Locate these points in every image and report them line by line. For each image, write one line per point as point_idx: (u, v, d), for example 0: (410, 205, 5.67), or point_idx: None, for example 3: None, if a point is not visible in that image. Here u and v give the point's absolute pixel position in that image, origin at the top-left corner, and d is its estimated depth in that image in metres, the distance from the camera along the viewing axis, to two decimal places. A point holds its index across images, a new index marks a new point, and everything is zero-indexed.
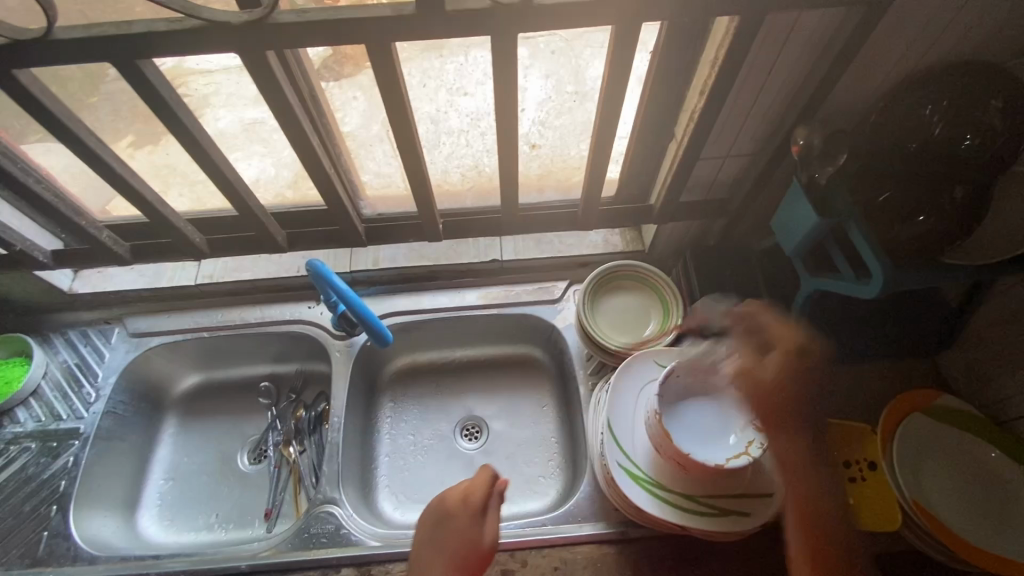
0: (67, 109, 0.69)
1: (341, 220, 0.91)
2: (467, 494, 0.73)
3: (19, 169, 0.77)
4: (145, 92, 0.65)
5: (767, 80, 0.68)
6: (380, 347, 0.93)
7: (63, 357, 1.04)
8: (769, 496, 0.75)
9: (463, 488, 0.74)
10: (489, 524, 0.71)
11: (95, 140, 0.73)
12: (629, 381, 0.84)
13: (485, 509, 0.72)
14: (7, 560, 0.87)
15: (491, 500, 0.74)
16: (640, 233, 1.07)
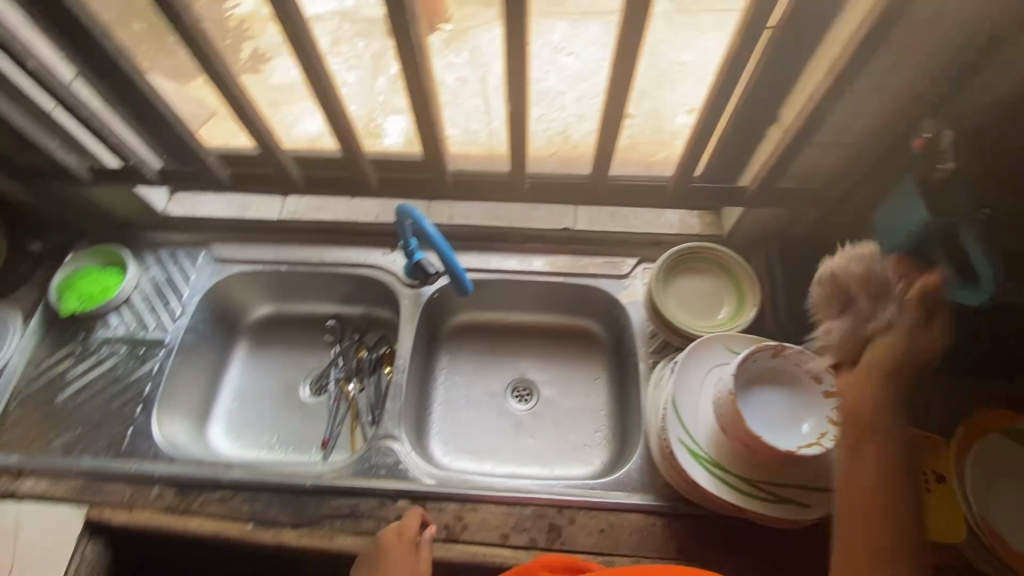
0: (200, 27, 0.72)
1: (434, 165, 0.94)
2: (401, 534, 0.78)
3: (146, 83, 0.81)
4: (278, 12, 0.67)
5: (901, 62, 0.66)
6: (461, 294, 0.95)
7: (153, 273, 1.10)
8: (832, 491, 0.75)
9: (395, 527, 0.79)
10: (422, 556, 0.76)
11: (218, 61, 0.76)
12: (697, 361, 0.84)
13: (418, 547, 0.77)
14: (95, 449, 0.93)
15: (422, 539, 0.79)
16: (719, 218, 1.04)
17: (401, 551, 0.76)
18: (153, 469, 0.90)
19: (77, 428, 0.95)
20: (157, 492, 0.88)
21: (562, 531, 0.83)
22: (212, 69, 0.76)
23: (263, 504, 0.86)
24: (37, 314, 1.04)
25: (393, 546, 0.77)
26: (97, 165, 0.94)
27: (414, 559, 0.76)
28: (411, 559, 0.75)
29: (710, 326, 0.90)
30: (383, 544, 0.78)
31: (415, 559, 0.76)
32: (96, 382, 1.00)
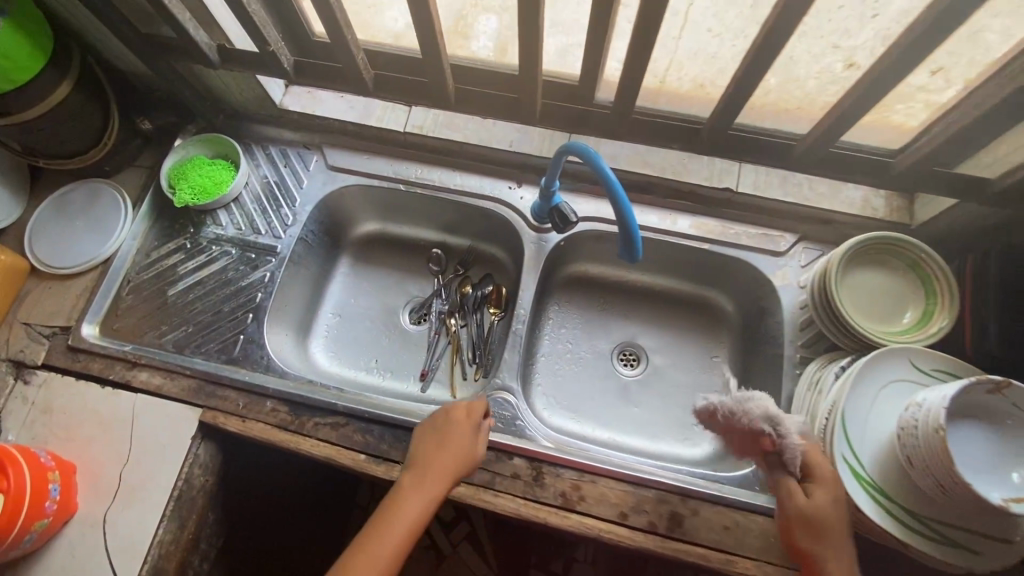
0: None
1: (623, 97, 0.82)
2: (467, 415, 0.78)
3: None
4: None
5: None
6: (628, 262, 0.80)
7: (264, 172, 1.03)
8: (1011, 544, 0.67)
9: (465, 405, 0.79)
10: (476, 440, 0.77)
11: None
12: (874, 374, 0.74)
13: (477, 434, 0.77)
14: (206, 351, 0.91)
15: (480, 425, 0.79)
16: (908, 205, 0.91)
17: (465, 428, 0.77)
18: (266, 383, 0.88)
19: (188, 327, 0.93)
20: (270, 406, 0.86)
21: (683, 521, 0.78)
22: None
23: (376, 437, 0.84)
24: (147, 200, 0.99)
25: (455, 427, 0.76)
26: (225, 45, 0.84)
27: (469, 441, 0.76)
28: (469, 442, 0.76)
29: (886, 333, 0.80)
30: (448, 420, 0.77)
31: (473, 442, 0.76)
32: (206, 281, 0.96)
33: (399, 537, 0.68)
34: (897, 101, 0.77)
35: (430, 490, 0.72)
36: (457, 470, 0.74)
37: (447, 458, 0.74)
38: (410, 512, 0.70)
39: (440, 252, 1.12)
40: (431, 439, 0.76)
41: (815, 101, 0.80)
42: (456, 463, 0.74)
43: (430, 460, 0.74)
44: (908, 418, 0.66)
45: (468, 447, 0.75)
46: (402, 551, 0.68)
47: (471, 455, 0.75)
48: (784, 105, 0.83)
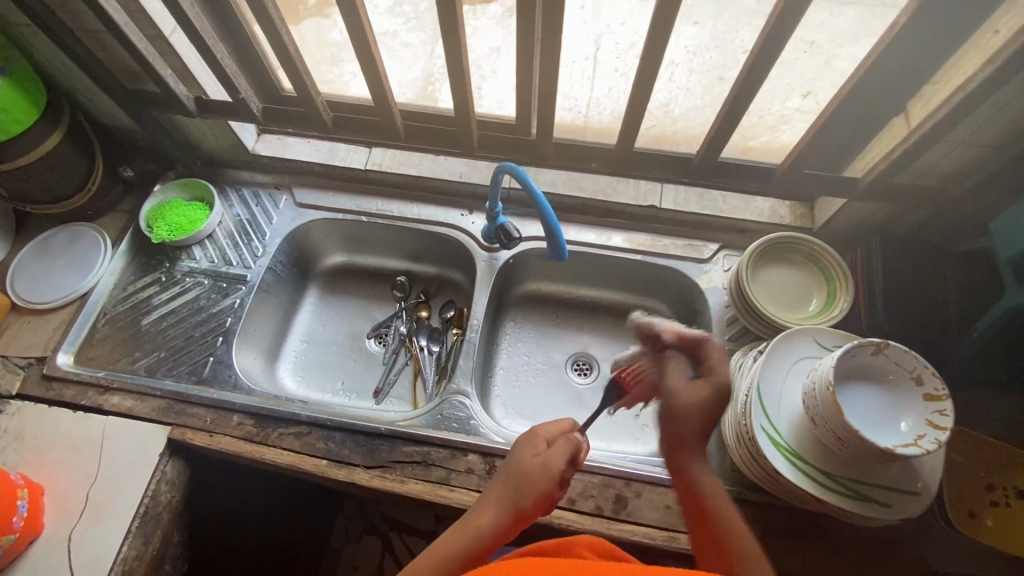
0: None
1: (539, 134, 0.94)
2: (545, 432, 0.69)
3: (278, 17, 0.81)
4: None
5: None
6: (554, 259, 0.91)
7: (237, 211, 1.12)
8: (917, 496, 0.73)
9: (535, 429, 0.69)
10: (558, 462, 0.65)
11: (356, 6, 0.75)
12: (784, 353, 0.82)
13: (550, 453, 0.67)
14: (177, 373, 0.97)
15: (574, 450, 0.68)
16: (810, 211, 1.04)
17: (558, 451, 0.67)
18: (234, 399, 0.93)
19: (160, 353, 0.99)
20: (237, 420, 0.91)
21: (628, 503, 0.84)
22: (348, 16, 0.76)
23: (337, 442, 0.89)
24: (126, 239, 1.07)
25: (535, 442, 0.67)
26: (202, 96, 0.96)
27: (551, 460, 0.65)
28: (547, 479, 0.64)
29: (798, 318, 0.89)
30: (528, 438, 0.68)
31: (541, 465, 0.64)
32: (179, 309, 1.03)
33: (464, 543, 0.60)
34: (780, 122, 0.92)
35: (494, 498, 0.63)
36: (523, 490, 0.62)
37: (512, 477, 0.64)
38: (479, 525, 0.61)
39: (404, 278, 1.20)
40: (513, 451, 0.67)
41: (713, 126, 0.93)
42: (522, 479, 0.63)
43: (504, 481, 0.64)
44: (810, 384, 0.74)
45: (535, 467, 0.64)
46: (479, 555, 0.60)
47: (553, 471, 0.64)
48: (688, 134, 0.94)
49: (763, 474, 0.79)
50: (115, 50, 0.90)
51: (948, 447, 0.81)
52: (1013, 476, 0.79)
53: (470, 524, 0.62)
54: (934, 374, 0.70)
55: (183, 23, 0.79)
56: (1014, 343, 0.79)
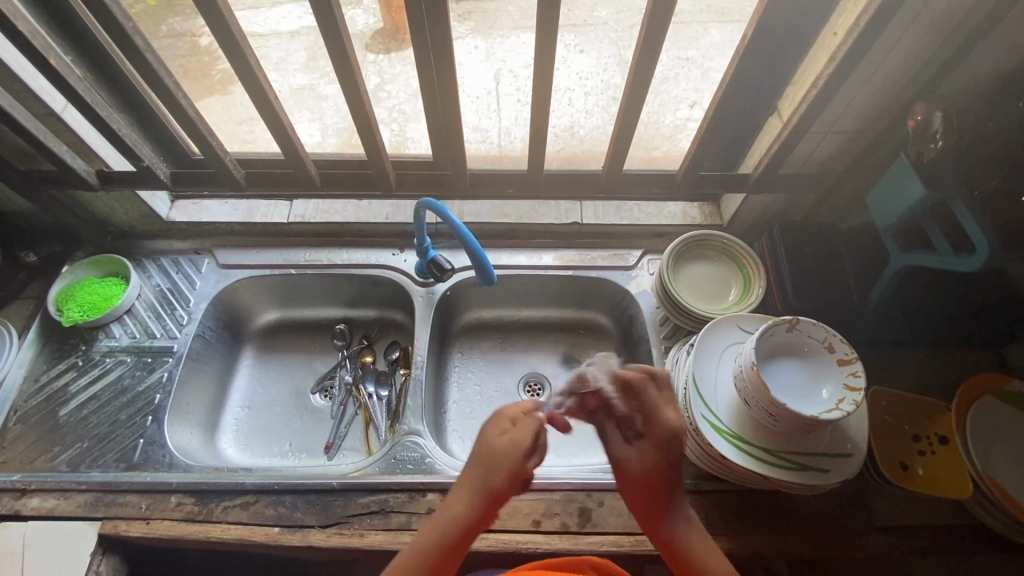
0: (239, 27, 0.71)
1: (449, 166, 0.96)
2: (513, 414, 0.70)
3: (173, 83, 0.80)
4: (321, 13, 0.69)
5: (880, 65, 0.72)
6: (484, 286, 0.93)
7: (156, 281, 1.08)
8: (850, 457, 0.78)
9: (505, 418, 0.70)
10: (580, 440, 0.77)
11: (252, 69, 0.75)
12: (712, 342, 0.86)
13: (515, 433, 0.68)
14: (104, 462, 0.90)
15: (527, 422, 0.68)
16: (718, 209, 1.12)
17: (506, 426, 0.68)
18: (169, 479, 0.88)
19: (83, 443, 0.92)
20: (175, 501, 0.85)
21: (591, 515, 0.84)
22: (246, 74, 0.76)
23: (287, 506, 0.85)
24: (32, 327, 1.00)
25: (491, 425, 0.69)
26: (104, 169, 0.93)
27: (513, 438, 0.66)
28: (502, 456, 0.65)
29: (720, 308, 0.95)
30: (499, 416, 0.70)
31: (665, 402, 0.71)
32: (100, 394, 0.97)
33: (446, 533, 0.64)
34: (675, 132, 1.00)
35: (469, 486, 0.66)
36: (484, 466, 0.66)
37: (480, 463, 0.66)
38: (453, 517, 0.65)
39: (344, 326, 1.18)
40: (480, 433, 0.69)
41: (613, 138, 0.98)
42: (488, 465, 0.65)
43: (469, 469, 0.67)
44: (737, 368, 0.78)
45: (490, 444, 0.66)
46: (468, 532, 0.65)
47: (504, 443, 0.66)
48: (593, 153, 1.01)
49: (712, 461, 0.82)
50: (3, 133, 0.86)
51: (872, 408, 0.87)
52: (935, 423, 0.85)
53: (443, 515, 0.66)
54: (842, 340, 0.76)
55: (72, 99, 0.77)
56: (907, 303, 0.87)
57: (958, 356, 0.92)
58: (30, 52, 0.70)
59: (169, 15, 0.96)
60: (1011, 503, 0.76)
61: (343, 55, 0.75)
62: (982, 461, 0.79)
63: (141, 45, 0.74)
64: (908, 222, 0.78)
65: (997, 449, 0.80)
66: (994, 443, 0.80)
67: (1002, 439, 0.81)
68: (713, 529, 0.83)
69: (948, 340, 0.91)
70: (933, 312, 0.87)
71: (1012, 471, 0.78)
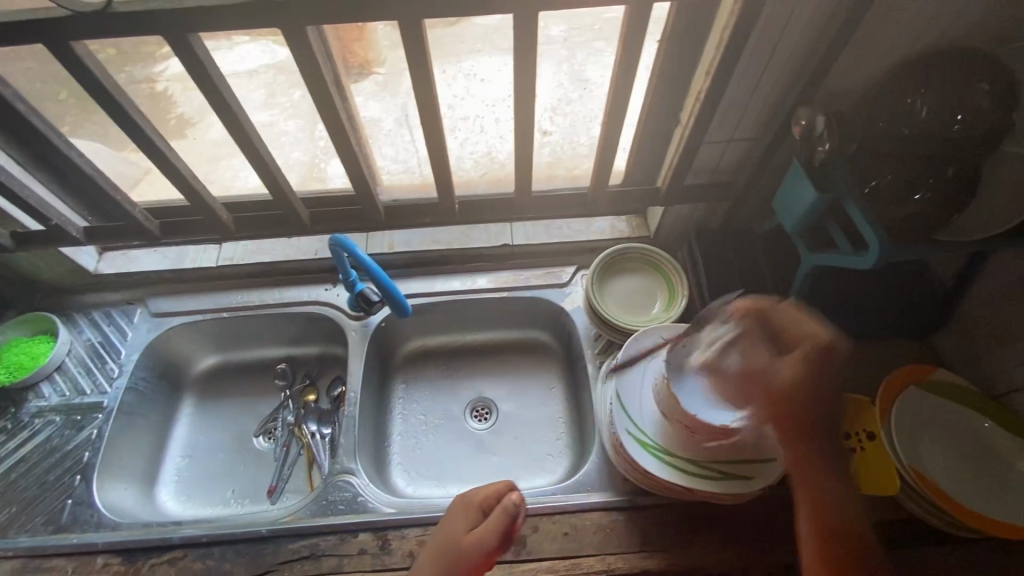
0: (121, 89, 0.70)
1: (363, 201, 0.95)
2: (485, 498, 0.74)
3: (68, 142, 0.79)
4: (193, 68, 0.66)
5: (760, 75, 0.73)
6: (399, 318, 0.93)
7: (87, 335, 1.07)
8: (774, 462, 0.78)
9: (478, 503, 0.74)
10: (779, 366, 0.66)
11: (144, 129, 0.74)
12: (635, 356, 0.87)
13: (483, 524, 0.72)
14: (31, 527, 0.88)
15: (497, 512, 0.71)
16: (646, 220, 1.13)
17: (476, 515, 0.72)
18: (97, 539, 0.86)
19: (10, 509, 0.90)
20: (101, 562, 0.83)
21: (527, 541, 0.83)
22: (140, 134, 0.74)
23: (217, 559, 0.83)
24: None
25: (463, 512, 0.74)
26: (18, 230, 0.92)
27: (477, 531, 0.70)
28: (460, 547, 0.69)
29: (646, 320, 0.95)
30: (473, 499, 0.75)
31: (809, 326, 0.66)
32: (28, 456, 0.95)
33: None
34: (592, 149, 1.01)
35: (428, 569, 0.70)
36: (445, 555, 0.69)
37: (444, 550, 0.70)
38: None
39: (286, 365, 1.17)
40: (456, 514, 0.74)
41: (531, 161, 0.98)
42: (448, 553, 0.69)
43: (434, 549, 0.71)
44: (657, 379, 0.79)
45: (459, 535, 0.70)
46: None
47: (473, 536, 0.69)
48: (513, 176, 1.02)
49: (642, 477, 0.81)
50: None
51: None
52: (862, 419, 0.84)
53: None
54: None
55: None
56: (825, 302, 0.87)
57: (883, 350, 0.93)
58: None
59: (129, 63, 0.83)
60: (940, 498, 0.75)
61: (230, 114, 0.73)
62: (908, 456, 0.79)
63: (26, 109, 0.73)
64: (810, 223, 0.79)
65: (924, 444, 0.80)
66: (921, 437, 0.81)
67: (929, 433, 0.81)
68: (649, 546, 0.82)
69: (872, 335, 0.92)
70: (848, 310, 0.88)
71: (941, 467, 0.78)
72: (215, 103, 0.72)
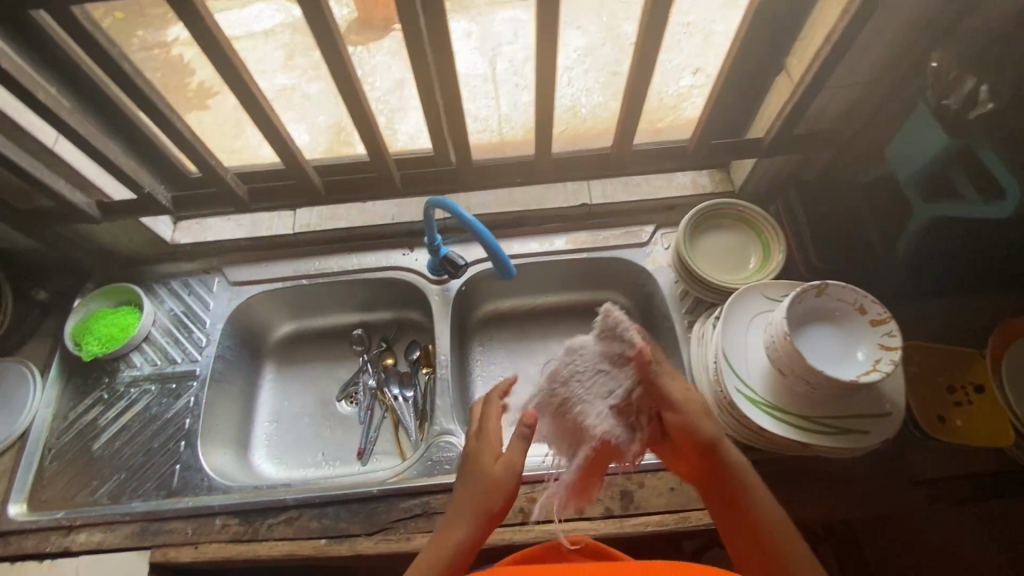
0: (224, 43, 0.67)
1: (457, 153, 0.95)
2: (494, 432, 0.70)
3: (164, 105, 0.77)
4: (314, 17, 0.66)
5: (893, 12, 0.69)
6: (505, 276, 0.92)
7: (169, 305, 1.07)
8: (889, 415, 0.77)
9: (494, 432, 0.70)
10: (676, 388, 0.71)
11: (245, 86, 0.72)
12: (738, 312, 0.86)
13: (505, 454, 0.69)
14: (144, 491, 0.91)
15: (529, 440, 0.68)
16: (728, 174, 1.09)
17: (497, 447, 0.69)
18: (211, 502, 0.88)
19: (121, 474, 0.92)
20: (220, 523, 0.86)
21: (634, 496, 0.84)
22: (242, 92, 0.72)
23: (331, 518, 0.85)
24: (54, 365, 1.00)
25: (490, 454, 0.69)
26: (103, 199, 0.91)
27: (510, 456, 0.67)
28: (497, 475, 0.66)
29: (740, 278, 0.93)
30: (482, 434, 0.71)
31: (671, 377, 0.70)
32: (131, 423, 0.97)
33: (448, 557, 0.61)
34: (681, 100, 0.91)
35: (458, 518, 0.64)
36: (483, 498, 0.65)
37: (479, 487, 0.65)
38: (453, 538, 0.62)
39: (361, 331, 1.17)
40: (470, 463, 0.69)
41: None
42: (481, 491, 0.65)
43: (461, 489, 0.66)
44: (768, 337, 0.77)
45: (492, 475, 0.66)
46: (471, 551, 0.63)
47: (507, 466, 0.66)
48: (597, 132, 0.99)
49: (752, 434, 0.82)
50: None
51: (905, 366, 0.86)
52: (967, 372, 0.85)
53: (443, 538, 0.63)
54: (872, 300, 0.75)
55: (64, 132, 0.75)
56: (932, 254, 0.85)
57: (984, 300, 0.92)
58: (18, 90, 0.68)
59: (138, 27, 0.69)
60: None
61: (338, 60, 0.72)
62: None
63: (129, 70, 0.70)
64: (932, 173, 0.76)
65: None
66: None
67: None
68: None
69: (974, 286, 0.91)
70: (955, 261, 0.86)
71: None
72: (328, 54, 0.71)
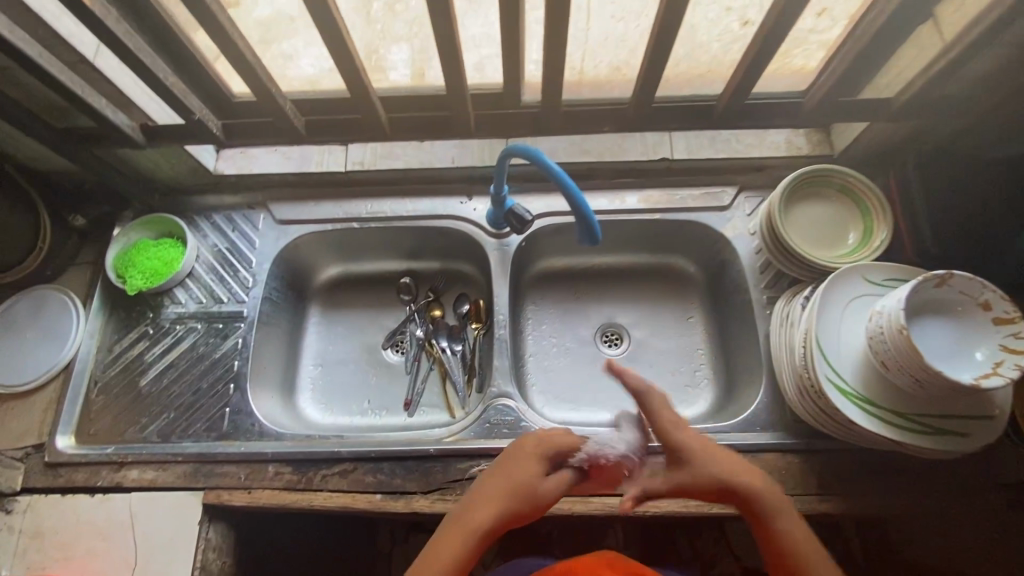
0: None
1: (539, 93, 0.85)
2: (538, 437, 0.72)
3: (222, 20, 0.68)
4: None
5: None
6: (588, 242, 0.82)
7: (213, 240, 1.01)
8: (991, 419, 0.72)
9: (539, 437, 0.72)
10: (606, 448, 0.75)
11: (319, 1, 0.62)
12: (835, 295, 0.79)
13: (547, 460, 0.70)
14: (194, 432, 0.89)
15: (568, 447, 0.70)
16: (827, 136, 0.99)
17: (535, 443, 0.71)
18: (264, 448, 0.86)
19: (170, 413, 0.90)
20: (273, 470, 0.84)
21: None
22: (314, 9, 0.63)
23: (387, 473, 0.83)
24: (96, 295, 0.96)
25: (533, 453, 0.69)
26: (147, 123, 0.83)
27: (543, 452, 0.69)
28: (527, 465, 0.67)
29: (835, 256, 0.85)
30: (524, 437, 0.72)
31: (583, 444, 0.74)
32: (178, 362, 0.94)
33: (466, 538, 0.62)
34: (793, 46, 0.79)
35: (484, 500, 0.65)
36: (512, 487, 0.65)
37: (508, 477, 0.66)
38: (474, 521, 0.63)
39: (409, 279, 1.12)
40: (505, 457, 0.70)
41: (724, 64, 0.83)
42: (511, 481, 0.66)
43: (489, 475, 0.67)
44: (877, 327, 0.70)
45: (527, 470, 0.67)
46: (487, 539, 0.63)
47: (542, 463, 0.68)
48: (692, 79, 0.88)
49: (836, 425, 0.77)
50: (34, 86, 0.75)
51: None
52: None
53: (462, 520, 0.64)
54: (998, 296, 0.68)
55: (109, 45, 0.67)
56: None
57: None
58: None
59: None
60: None
61: None
62: None
63: None
64: None
65: None
66: None
67: None
68: (826, 489, 0.80)
69: None
70: None
71: None
72: None
